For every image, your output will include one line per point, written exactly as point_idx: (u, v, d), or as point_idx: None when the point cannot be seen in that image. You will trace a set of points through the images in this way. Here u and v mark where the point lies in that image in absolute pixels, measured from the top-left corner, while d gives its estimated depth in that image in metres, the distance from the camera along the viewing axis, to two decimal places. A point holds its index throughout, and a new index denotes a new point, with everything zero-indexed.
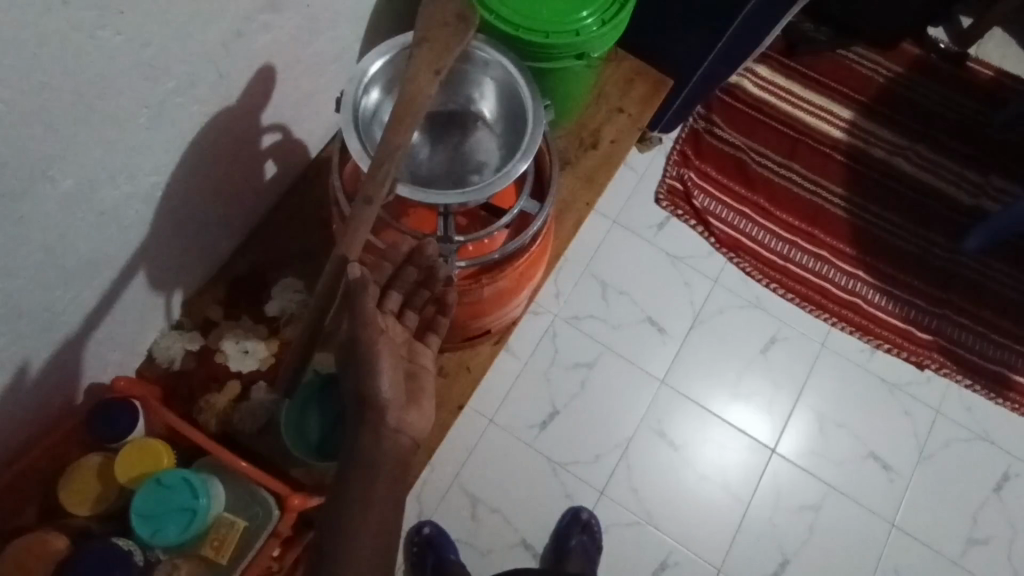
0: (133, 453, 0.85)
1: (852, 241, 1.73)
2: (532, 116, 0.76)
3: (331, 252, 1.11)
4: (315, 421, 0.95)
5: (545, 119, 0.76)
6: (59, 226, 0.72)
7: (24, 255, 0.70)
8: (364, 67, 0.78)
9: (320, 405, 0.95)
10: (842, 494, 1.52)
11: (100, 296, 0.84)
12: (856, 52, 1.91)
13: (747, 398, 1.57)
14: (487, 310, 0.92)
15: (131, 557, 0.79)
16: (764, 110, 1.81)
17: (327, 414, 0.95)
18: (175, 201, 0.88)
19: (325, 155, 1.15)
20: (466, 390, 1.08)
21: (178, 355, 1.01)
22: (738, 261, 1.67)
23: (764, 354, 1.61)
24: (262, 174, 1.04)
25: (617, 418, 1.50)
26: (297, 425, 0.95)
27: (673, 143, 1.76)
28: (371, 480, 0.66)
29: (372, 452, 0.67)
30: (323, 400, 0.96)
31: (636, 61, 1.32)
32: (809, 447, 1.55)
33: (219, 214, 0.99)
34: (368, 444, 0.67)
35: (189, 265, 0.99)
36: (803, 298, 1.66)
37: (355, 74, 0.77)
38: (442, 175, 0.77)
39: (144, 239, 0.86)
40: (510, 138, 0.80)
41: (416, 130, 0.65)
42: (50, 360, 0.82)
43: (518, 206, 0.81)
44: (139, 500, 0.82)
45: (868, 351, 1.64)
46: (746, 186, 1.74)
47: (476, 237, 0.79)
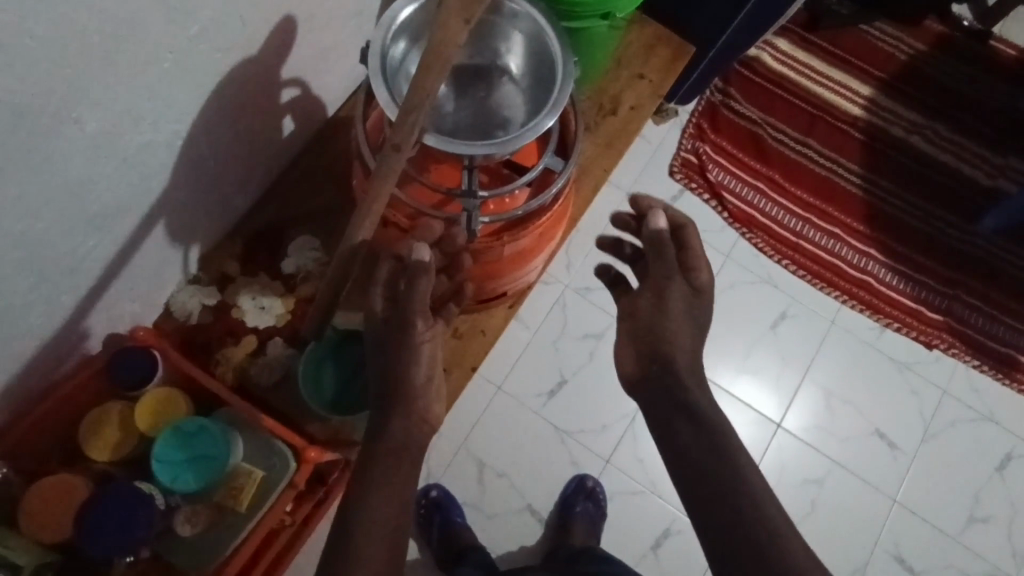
0: (153, 402, 0.86)
1: (866, 219, 1.72)
2: (562, 68, 0.75)
3: (346, 210, 1.11)
4: (335, 377, 0.97)
5: (574, 73, 0.75)
6: (81, 170, 0.71)
7: (48, 197, 0.69)
8: (392, 14, 0.77)
9: (340, 360, 0.98)
10: (845, 469, 1.54)
11: (121, 245, 0.84)
12: (878, 27, 1.88)
13: (754, 372, 1.58)
14: (504, 271, 0.91)
15: (152, 499, 0.80)
16: (782, 85, 1.79)
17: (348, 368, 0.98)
18: (195, 152, 0.87)
19: (342, 114, 1.14)
20: (481, 352, 1.08)
21: (195, 310, 1.01)
22: (751, 236, 1.66)
23: (774, 330, 1.62)
24: (280, 131, 1.03)
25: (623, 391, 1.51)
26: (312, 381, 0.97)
27: (690, 115, 1.74)
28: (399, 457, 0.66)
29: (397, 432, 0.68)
30: (343, 355, 0.98)
31: (659, 28, 1.31)
32: (814, 423, 1.56)
33: (237, 170, 0.99)
34: (394, 424, 0.68)
35: (207, 219, 0.99)
36: (815, 276, 1.66)
37: (383, 21, 0.76)
38: (467, 127, 0.76)
39: (165, 189, 0.86)
40: (536, 92, 0.78)
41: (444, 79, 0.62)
42: (72, 308, 0.83)
43: (542, 162, 0.80)
44: (159, 448, 0.83)
45: (877, 330, 1.64)
46: (762, 161, 1.73)
47: (498, 193, 0.77)
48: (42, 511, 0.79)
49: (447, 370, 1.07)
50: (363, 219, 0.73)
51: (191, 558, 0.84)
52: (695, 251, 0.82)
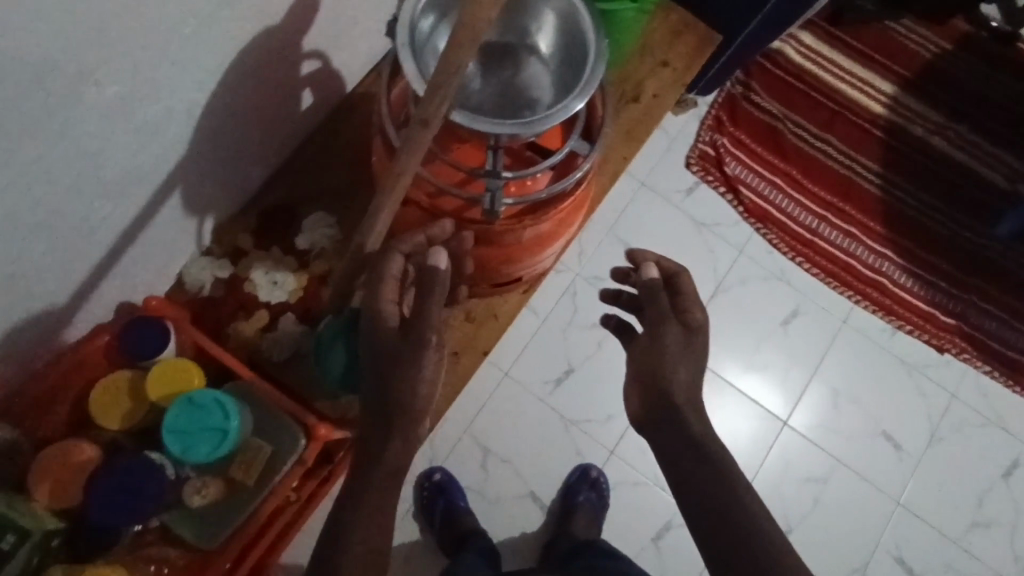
0: (164, 373, 0.85)
1: (883, 219, 1.70)
2: (593, 47, 0.72)
3: (362, 188, 1.09)
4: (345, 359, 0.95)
5: (606, 54, 0.72)
6: (97, 135, 0.70)
7: (63, 161, 0.68)
8: None
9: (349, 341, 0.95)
10: (849, 469, 1.53)
11: (136, 214, 0.83)
12: (903, 24, 1.84)
13: (763, 369, 1.57)
14: (522, 254, 0.90)
15: (164, 470, 0.81)
16: (804, 80, 1.77)
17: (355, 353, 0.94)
18: (214, 122, 0.86)
19: (360, 90, 1.12)
20: (493, 336, 1.08)
21: (207, 282, 1.01)
22: (765, 232, 1.65)
23: (784, 327, 1.60)
24: (297, 104, 1.01)
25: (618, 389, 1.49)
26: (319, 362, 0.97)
27: (709, 107, 1.71)
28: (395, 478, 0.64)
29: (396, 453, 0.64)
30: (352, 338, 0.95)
31: (685, 14, 1.28)
32: (820, 421, 1.56)
33: (252, 143, 0.97)
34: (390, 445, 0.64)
35: (223, 190, 0.98)
36: (828, 275, 1.64)
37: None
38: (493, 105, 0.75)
39: (182, 159, 0.85)
40: (564, 72, 0.77)
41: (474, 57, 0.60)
42: (85, 275, 0.82)
43: (568, 146, 0.78)
44: (170, 418, 0.82)
45: (889, 331, 1.63)
46: (780, 156, 1.71)
47: (523, 175, 0.76)
48: (52, 476, 0.79)
49: (458, 353, 1.06)
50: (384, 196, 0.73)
51: (199, 529, 0.84)
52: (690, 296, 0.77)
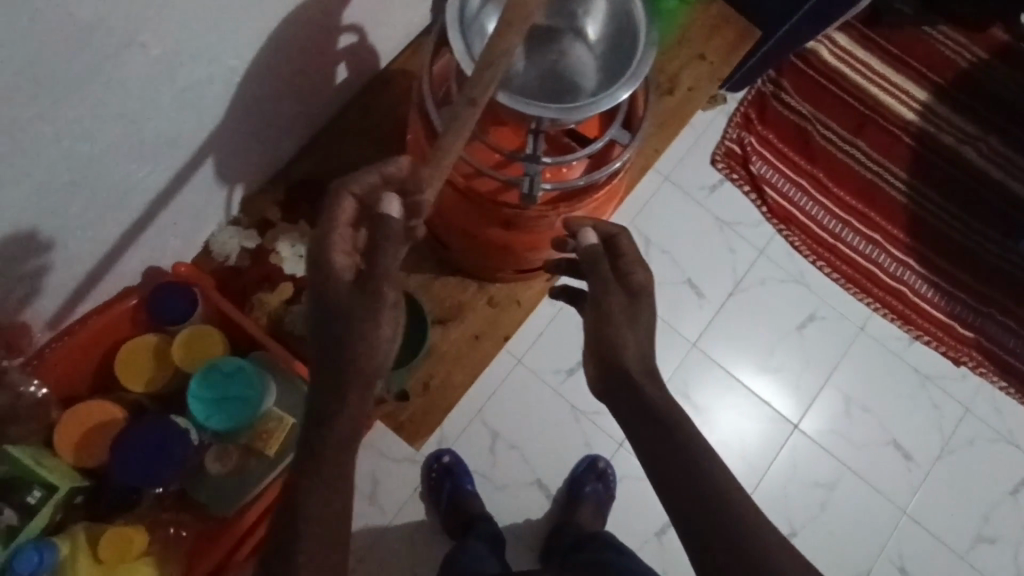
0: (190, 338, 0.86)
1: (907, 228, 1.68)
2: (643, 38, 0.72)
3: (391, 166, 1.09)
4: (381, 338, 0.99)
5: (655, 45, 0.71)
6: (138, 97, 0.70)
7: (104, 121, 0.68)
8: None
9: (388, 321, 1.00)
10: (857, 476, 1.53)
11: (169, 179, 0.83)
12: (940, 30, 1.81)
13: (776, 371, 1.57)
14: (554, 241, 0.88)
15: (188, 436, 0.81)
16: (836, 82, 1.74)
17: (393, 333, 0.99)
18: (250, 91, 0.86)
19: (393, 68, 1.11)
20: (515, 322, 1.08)
21: (233, 252, 1.01)
22: (787, 234, 1.63)
23: (800, 331, 1.59)
24: (331, 78, 1.01)
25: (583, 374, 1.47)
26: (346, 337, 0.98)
27: (738, 104, 1.69)
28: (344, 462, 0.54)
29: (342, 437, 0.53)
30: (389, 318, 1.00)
31: (724, 8, 1.27)
32: (831, 427, 1.55)
33: (286, 114, 0.97)
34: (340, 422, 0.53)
35: (254, 160, 0.98)
36: (848, 281, 1.63)
37: None
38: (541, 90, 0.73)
39: (216, 126, 0.84)
40: (611, 60, 0.75)
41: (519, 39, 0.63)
42: (116, 238, 0.82)
43: (607, 135, 0.78)
44: (195, 383, 0.83)
45: (906, 341, 1.62)
46: (806, 158, 1.69)
47: (562, 161, 0.75)
48: (78, 435, 0.80)
49: (479, 336, 1.07)
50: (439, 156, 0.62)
51: (216, 496, 0.85)
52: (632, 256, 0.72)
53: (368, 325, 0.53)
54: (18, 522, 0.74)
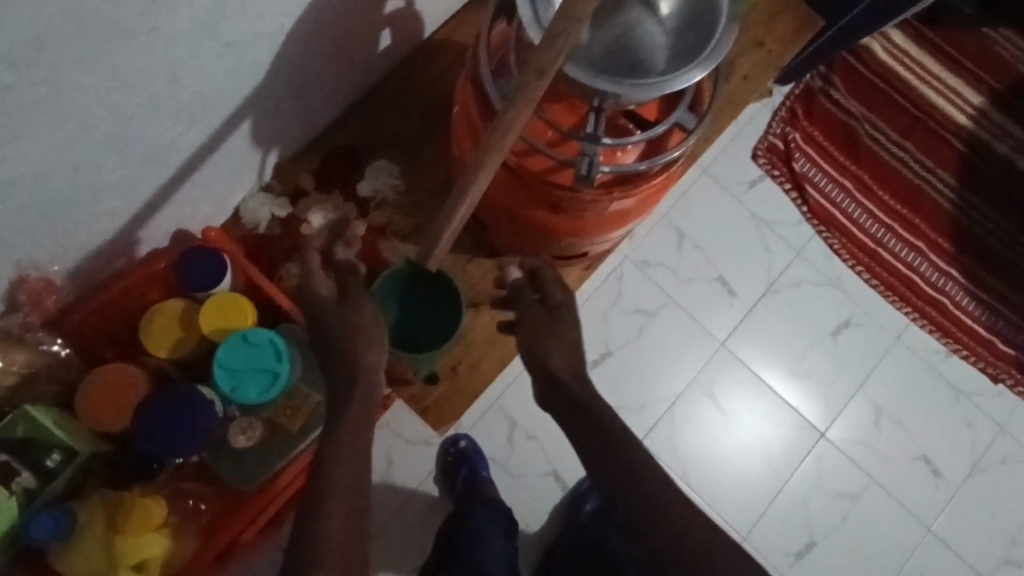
0: (217, 306, 0.82)
1: (953, 237, 1.61)
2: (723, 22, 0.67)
3: (428, 140, 1.04)
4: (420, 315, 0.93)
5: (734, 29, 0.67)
6: (183, 49, 0.66)
7: (146, 72, 0.64)
8: None
9: (431, 298, 0.93)
10: (883, 489, 1.48)
11: (205, 140, 0.80)
12: (1003, 33, 1.73)
13: (805, 377, 1.52)
14: (601, 230, 0.83)
15: (213, 407, 0.78)
16: (889, 82, 1.67)
17: (434, 312, 0.93)
18: (293, 52, 0.81)
19: (437, 38, 1.06)
20: None
21: (263, 220, 0.97)
22: (827, 236, 1.57)
23: (833, 337, 1.54)
24: (375, 44, 0.96)
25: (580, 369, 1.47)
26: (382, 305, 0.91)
27: (784, 98, 1.61)
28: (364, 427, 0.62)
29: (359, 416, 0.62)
30: (432, 296, 0.93)
31: None
32: (858, 437, 1.51)
33: (326, 79, 0.93)
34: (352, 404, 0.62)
35: (290, 125, 0.94)
36: (887, 288, 1.57)
37: None
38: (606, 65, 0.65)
39: (257, 88, 0.81)
40: (685, 36, 0.68)
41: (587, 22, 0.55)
42: (148, 198, 0.79)
43: (672, 118, 0.73)
44: (221, 353, 0.80)
45: (943, 354, 1.56)
46: (852, 159, 1.62)
47: (624, 142, 0.70)
48: (99, 400, 0.77)
49: None
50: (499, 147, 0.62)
51: (237, 471, 0.82)
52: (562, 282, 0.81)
53: (361, 326, 0.68)
54: (34, 485, 0.73)
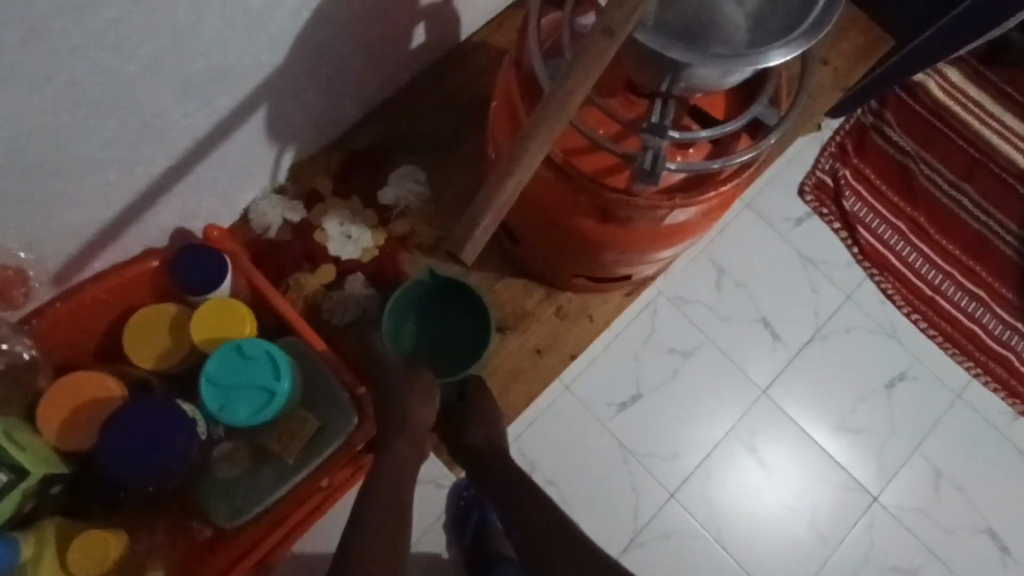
0: (212, 312, 0.73)
1: (1018, 288, 1.47)
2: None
3: (457, 148, 0.95)
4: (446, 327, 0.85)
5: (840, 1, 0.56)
6: (193, 9, 0.58)
7: (148, 30, 0.57)
8: None
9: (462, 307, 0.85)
10: (943, 564, 1.32)
11: (215, 124, 0.72)
12: None
13: (856, 433, 1.37)
14: (651, 245, 0.73)
15: (194, 427, 0.67)
16: (946, 121, 1.54)
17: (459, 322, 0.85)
18: (317, 36, 0.74)
19: (473, 41, 0.98)
20: (584, 339, 0.93)
21: (274, 224, 0.88)
22: (879, 279, 1.44)
23: (887, 390, 1.39)
24: (408, 41, 0.88)
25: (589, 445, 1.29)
26: (400, 317, 0.84)
27: (834, 133, 1.50)
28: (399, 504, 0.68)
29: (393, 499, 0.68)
30: (459, 303, 0.85)
31: (856, 13, 1.16)
32: (916, 504, 1.35)
33: (352, 73, 0.85)
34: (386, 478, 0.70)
35: (310, 121, 0.86)
36: (948, 340, 1.42)
37: None
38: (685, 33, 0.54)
39: (274, 71, 0.73)
40: (772, 11, 0.57)
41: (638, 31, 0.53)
42: (146, 184, 0.71)
43: (749, 113, 0.63)
44: (212, 365, 0.69)
45: (1009, 416, 1.40)
46: (908, 200, 1.49)
47: (694, 136, 0.61)
48: (65, 412, 0.67)
49: (542, 350, 0.91)
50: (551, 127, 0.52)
51: (226, 505, 0.71)
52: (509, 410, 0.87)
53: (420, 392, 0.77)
54: None
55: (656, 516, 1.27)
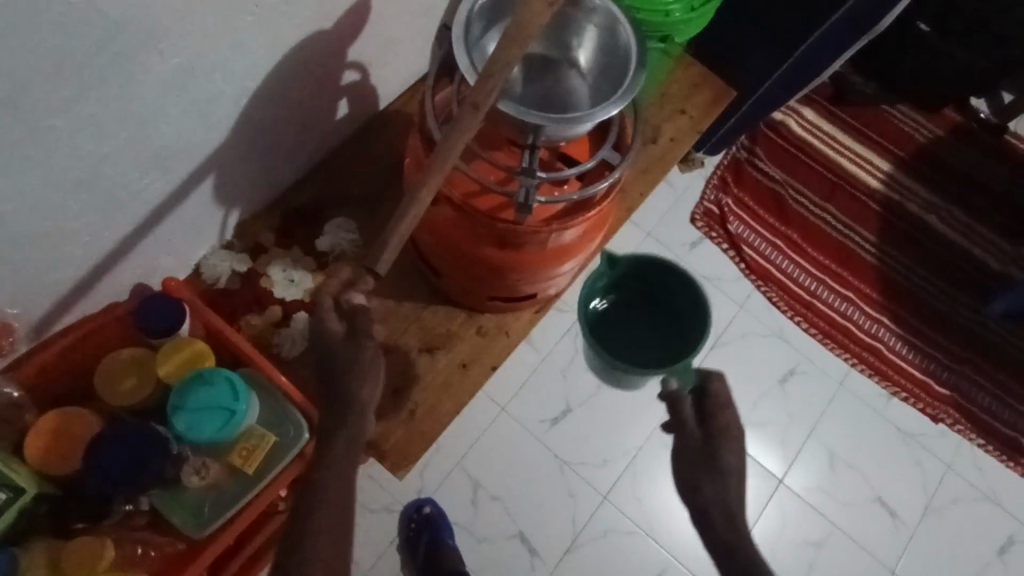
0: (176, 351, 0.86)
1: (880, 287, 1.68)
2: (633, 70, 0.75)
3: (383, 200, 1.11)
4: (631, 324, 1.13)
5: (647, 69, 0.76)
6: (153, 103, 0.73)
7: (119, 119, 0.71)
8: None
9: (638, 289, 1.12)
10: (845, 535, 1.48)
11: (171, 191, 0.85)
12: (899, 110, 1.86)
13: (760, 425, 1.54)
14: (542, 263, 0.90)
15: (166, 444, 0.80)
16: (806, 152, 1.78)
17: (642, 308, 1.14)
18: (254, 113, 0.88)
19: (389, 110, 1.15)
20: (503, 352, 1.08)
21: (224, 274, 1.01)
22: (765, 290, 1.64)
23: (781, 385, 1.57)
24: (333, 112, 1.04)
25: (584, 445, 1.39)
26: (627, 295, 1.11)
27: (715, 168, 1.73)
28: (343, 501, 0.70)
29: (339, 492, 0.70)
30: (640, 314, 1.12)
31: (703, 69, 1.37)
32: (817, 483, 1.51)
33: (288, 142, 1.00)
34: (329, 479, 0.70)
35: (251, 185, 1.00)
36: (826, 337, 1.61)
37: None
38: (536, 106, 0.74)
39: (220, 145, 0.87)
40: (603, 86, 0.78)
41: (501, 105, 0.71)
42: (113, 245, 0.84)
43: (598, 155, 0.82)
44: (179, 393, 0.82)
45: (885, 398, 1.59)
46: (781, 220, 1.71)
47: (557, 176, 0.78)
48: (54, 440, 0.80)
49: (467, 364, 1.06)
50: (439, 172, 0.71)
51: (192, 517, 0.82)
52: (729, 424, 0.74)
53: (365, 370, 0.76)
54: None
55: (593, 519, 1.35)
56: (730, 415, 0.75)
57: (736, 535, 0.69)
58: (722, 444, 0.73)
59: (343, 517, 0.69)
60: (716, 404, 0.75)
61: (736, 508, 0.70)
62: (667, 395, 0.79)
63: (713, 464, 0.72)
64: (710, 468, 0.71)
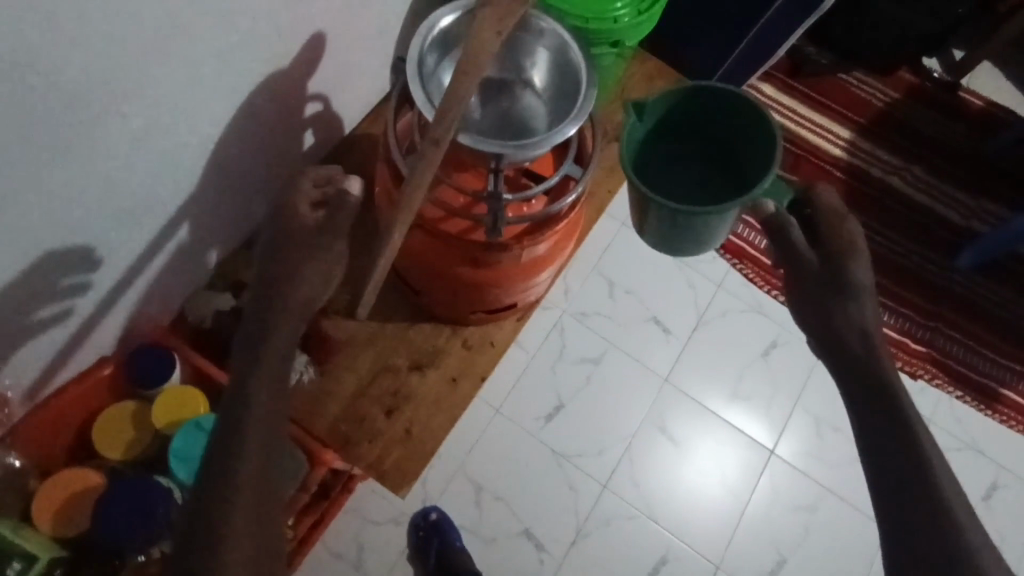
0: (168, 400, 0.87)
1: None
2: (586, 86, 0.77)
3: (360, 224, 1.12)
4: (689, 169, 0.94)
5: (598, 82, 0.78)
6: (121, 163, 0.74)
7: (91, 181, 0.72)
8: (432, 21, 0.78)
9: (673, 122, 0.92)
10: (839, 497, 1.45)
11: (147, 244, 0.87)
12: (856, 76, 1.89)
13: (747, 399, 1.50)
14: (519, 276, 0.92)
15: (171, 493, 0.83)
16: None
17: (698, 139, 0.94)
18: (222, 157, 0.89)
19: (356, 133, 1.16)
20: (491, 363, 1.10)
21: (208, 315, 1.02)
22: (741, 267, 1.59)
23: (764, 358, 1.53)
24: (300, 144, 1.06)
25: (582, 434, 1.43)
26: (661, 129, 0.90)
27: None
28: (267, 480, 0.67)
29: (264, 469, 0.67)
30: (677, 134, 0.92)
31: (659, 63, 1.41)
32: (806, 449, 1.48)
33: (257, 178, 1.01)
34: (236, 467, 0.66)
35: (227, 224, 1.01)
36: None
37: (426, 22, 0.78)
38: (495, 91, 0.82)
39: (191, 192, 0.88)
40: (559, 104, 0.81)
41: (463, 135, 0.74)
42: (96, 303, 0.85)
43: (562, 170, 0.84)
44: (177, 442, 0.85)
45: None
46: None
47: (524, 194, 0.81)
48: (62, 502, 0.83)
49: (457, 378, 1.09)
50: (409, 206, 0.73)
51: None
52: (841, 236, 0.78)
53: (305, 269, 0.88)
54: None
55: (596, 507, 1.39)
56: (847, 231, 0.79)
57: (864, 344, 0.74)
58: (843, 263, 0.77)
59: (268, 500, 0.66)
60: (831, 221, 0.79)
61: (865, 323, 0.75)
62: (768, 218, 0.79)
63: (838, 285, 0.76)
64: (834, 286, 0.76)
